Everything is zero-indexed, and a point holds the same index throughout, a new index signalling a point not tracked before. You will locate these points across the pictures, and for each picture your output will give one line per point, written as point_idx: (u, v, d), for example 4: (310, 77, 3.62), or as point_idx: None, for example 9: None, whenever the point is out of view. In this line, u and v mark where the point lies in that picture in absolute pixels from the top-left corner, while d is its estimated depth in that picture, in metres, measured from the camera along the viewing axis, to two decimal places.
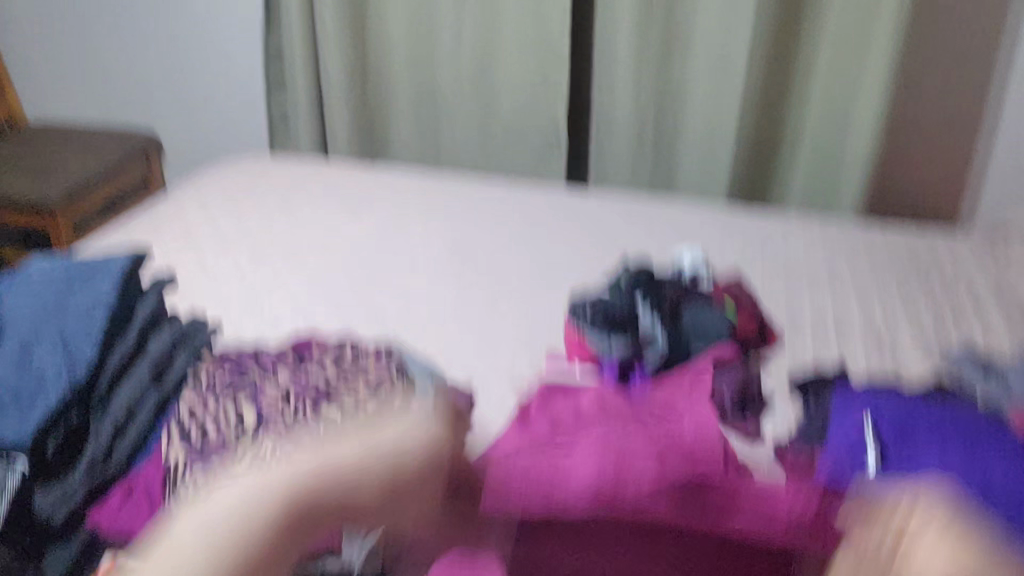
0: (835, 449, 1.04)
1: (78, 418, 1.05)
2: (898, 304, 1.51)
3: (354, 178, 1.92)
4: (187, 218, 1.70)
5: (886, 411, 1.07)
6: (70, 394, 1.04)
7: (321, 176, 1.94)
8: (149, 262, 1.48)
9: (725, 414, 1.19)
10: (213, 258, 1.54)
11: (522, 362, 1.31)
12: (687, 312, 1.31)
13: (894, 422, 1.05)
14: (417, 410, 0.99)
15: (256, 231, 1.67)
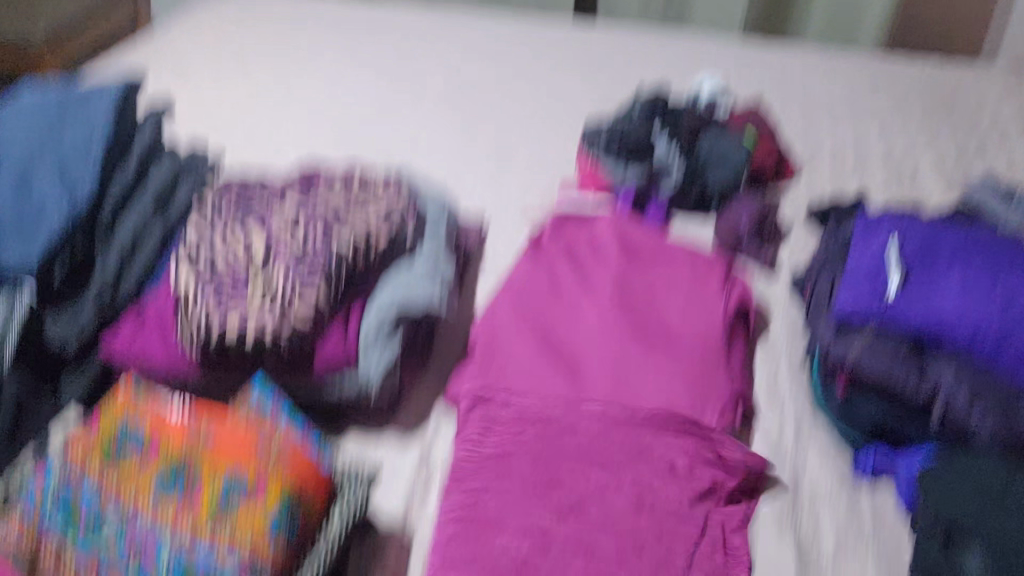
0: (858, 262, 1.02)
1: (86, 248, 1.00)
2: (924, 133, 1.46)
3: (353, 16, 1.81)
4: (182, 59, 1.60)
5: (909, 227, 1.04)
6: (75, 222, 0.98)
7: (320, 14, 1.82)
8: (147, 105, 1.40)
9: (739, 242, 1.18)
10: (213, 103, 1.47)
11: (532, 196, 1.28)
12: (703, 143, 1.27)
13: (918, 237, 1.02)
14: (415, 266, 1.02)
15: (258, 76, 1.57)
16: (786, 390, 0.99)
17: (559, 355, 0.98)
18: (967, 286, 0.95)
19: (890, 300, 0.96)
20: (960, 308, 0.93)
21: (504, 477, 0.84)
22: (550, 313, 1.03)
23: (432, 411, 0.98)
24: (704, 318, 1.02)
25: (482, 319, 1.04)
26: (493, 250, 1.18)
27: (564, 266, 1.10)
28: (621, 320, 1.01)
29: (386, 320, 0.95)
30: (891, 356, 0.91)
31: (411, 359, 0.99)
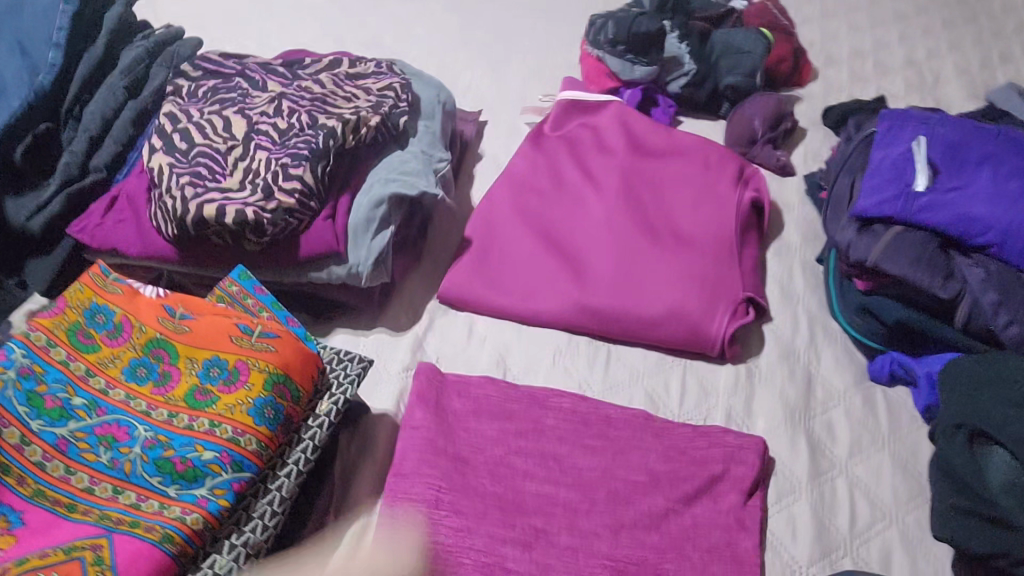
0: (887, 156, 0.94)
1: (47, 126, 0.91)
2: (942, 38, 1.39)
3: None
4: None
5: (938, 128, 0.97)
6: (30, 98, 0.89)
7: None
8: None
9: (754, 139, 1.11)
10: None
11: (534, 87, 1.19)
12: (720, 32, 1.19)
13: (945, 139, 0.95)
14: (410, 147, 0.93)
15: None
16: (800, 286, 0.94)
17: (560, 252, 0.93)
18: (1000, 188, 0.88)
19: (916, 197, 0.88)
20: (991, 206, 0.86)
21: (497, 400, 0.79)
22: (551, 207, 0.98)
23: (426, 306, 0.91)
24: (718, 214, 0.95)
25: (479, 210, 0.98)
26: (491, 142, 1.11)
27: (567, 159, 1.03)
28: (628, 213, 0.95)
29: (380, 203, 0.86)
30: (914, 255, 0.83)
31: (405, 253, 0.91)
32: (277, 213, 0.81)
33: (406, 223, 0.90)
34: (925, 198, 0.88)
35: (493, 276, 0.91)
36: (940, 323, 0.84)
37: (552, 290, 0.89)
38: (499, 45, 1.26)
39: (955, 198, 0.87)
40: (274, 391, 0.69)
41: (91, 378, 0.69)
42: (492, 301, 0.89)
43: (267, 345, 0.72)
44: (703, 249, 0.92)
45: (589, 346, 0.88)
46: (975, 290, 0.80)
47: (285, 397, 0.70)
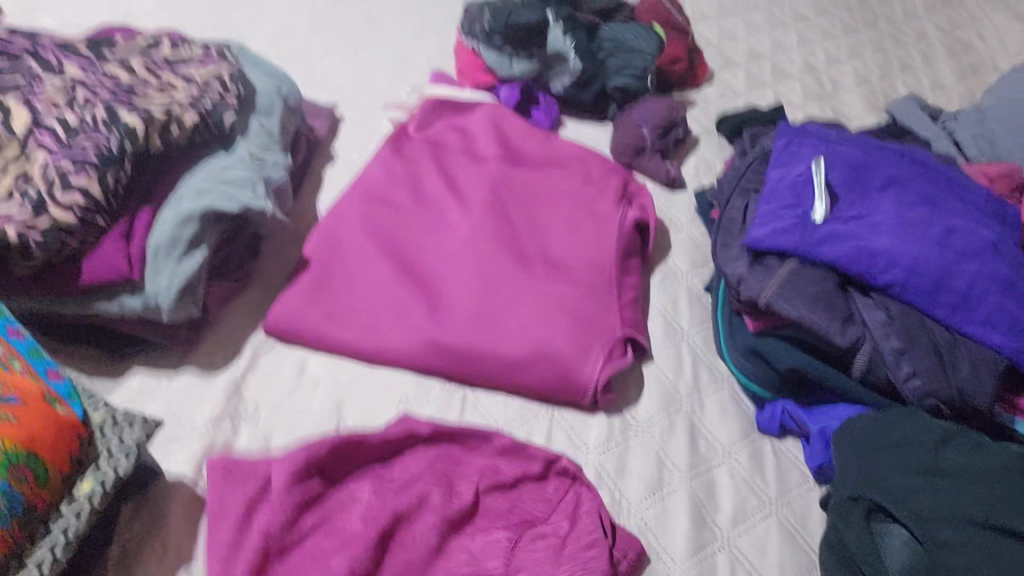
0: (782, 177, 0.86)
1: None
2: (838, 43, 1.32)
3: None
4: None
5: (837, 146, 0.88)
6: None
7: None
8: None
9: (642, 148, 1.00)
10: None
11: (399, 79, 1.05)
12: (608, 30, 1.09)
13: (845, 158, 0.87)
14: (239, 152, 0.79)
15: None
16: (685, 322, 0.84)
17: (415, 277, 0.80)
18: (900, 216, 0.80)
19: (815, 227, 0.79)
20: (895, 242, 0.77)
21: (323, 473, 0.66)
22: (408, 224, 0.84)
23: (249, 340, 0.77)
24: (595, 239, 0.84)
25: (325, 222, 0.84)
26: (346, 141, 0.96)
27: (431, 166, 0.90)
28: (495, 234, 0.83)
29: (190, 219, 0.70)
30: (812, 296, 0.75)
31: (224, 278, 0.76)
32: (49, 227, 0.64)
33: (225, 244, 0.76)
34: (822, 228, 0.79)
35: (335, 306, 0.78)
36: (834, 371, 0.75)
37: (399, 325, 0.76)
38: (362, 31, 1.11)
39: (853, 231, 0.79)
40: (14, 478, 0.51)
41: None
42: (333, 337, 0.76)
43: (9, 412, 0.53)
44: (575, 277, 0.81)
45: (442, 392, 0.75)
46: (877, 335, 0.74)
47: (28, 485, 0.52)
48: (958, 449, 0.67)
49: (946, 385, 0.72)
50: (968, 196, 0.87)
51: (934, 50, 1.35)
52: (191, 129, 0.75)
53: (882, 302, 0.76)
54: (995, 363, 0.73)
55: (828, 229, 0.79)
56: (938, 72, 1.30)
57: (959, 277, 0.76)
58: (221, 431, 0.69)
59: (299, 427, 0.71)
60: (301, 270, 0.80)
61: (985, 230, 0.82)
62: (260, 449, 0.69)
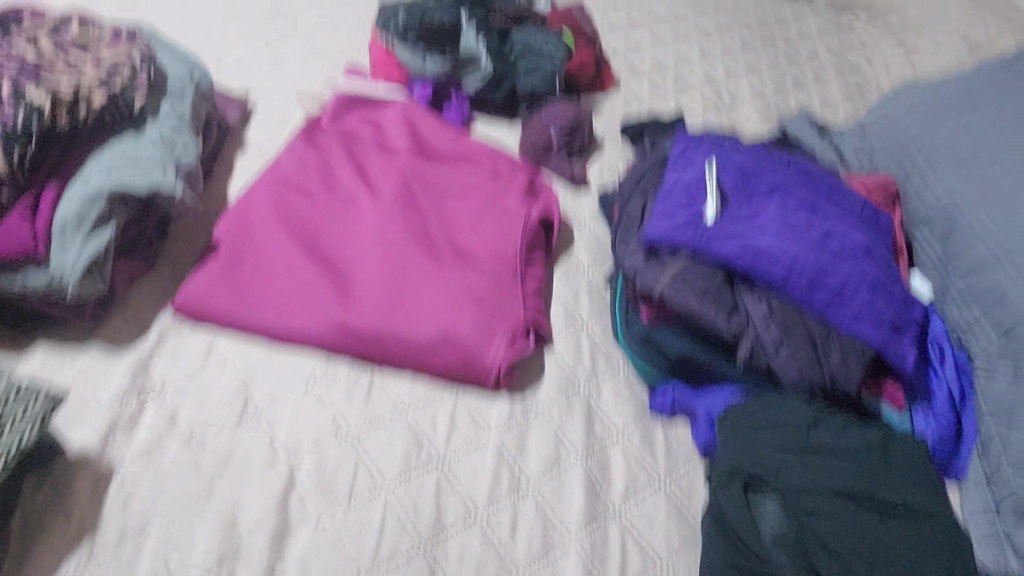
0: (676, 180, 0.92)
1: None
2: (737, 58, 1.40)
3: None
4: None
5: (730, 154, 0.95)
6: None
7: None
8: None
9: (549, 148, 1.04)
10: None
11: (313, 71, 1.07)
12: (519, 33, 1.13)
13: (737, 165, 0.93)
14: (151, 135, 0.80)
15: None
16: (586, 312, 0.88)
17: (324, 261, 0.82)
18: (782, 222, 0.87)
19: (704, 225, 0.85)
20: (777, 240, 0.84)
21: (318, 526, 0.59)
22: (318, 211, 0.86)
23: (155, 319, 0.77)
24: (502, 230, 0.87)
25: (235, 207, 0.86)
26: (258, 130, 0.98)
27: (342, 157, 0.92)
28: (403, 223, 0.85)
29: (97, 197, 0.71)
30: (700, 289, 0.80)
31: (134, 256, 0.77)
32: None
33: (135, 223, 0.76)
34: (708, 227, 0.85)
35: (243, 288, 0.79)
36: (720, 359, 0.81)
37: (307, 307, 0.78)
38: (278, 27, 1.13)
39: (736, 229, 0.85)
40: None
41: None
42: (241, 317, 0.77)
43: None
44: (480, 266, 0.84)
45: (350, 372, 0.77)
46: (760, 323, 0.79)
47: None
48: (826, 432, 0.73)
49: (818, 370, 0.78)
50: (844, 203, 0.95)
51: (824, 68, 1.44)
52: (98, 106, 0.77)
53: (764, 295, 0.82)
54: (863, 353, 0.80)
55: (716, 229, 0.84)
56: (828, 88, 1.39)
57: (833, 274, 0.83)
58: (127, 409, 0.70)
59: (205, 403, 0.72)
60: (211, 254, 0.81)
61: (859, 234, 0.89)
62: (167, 425, 0.70)
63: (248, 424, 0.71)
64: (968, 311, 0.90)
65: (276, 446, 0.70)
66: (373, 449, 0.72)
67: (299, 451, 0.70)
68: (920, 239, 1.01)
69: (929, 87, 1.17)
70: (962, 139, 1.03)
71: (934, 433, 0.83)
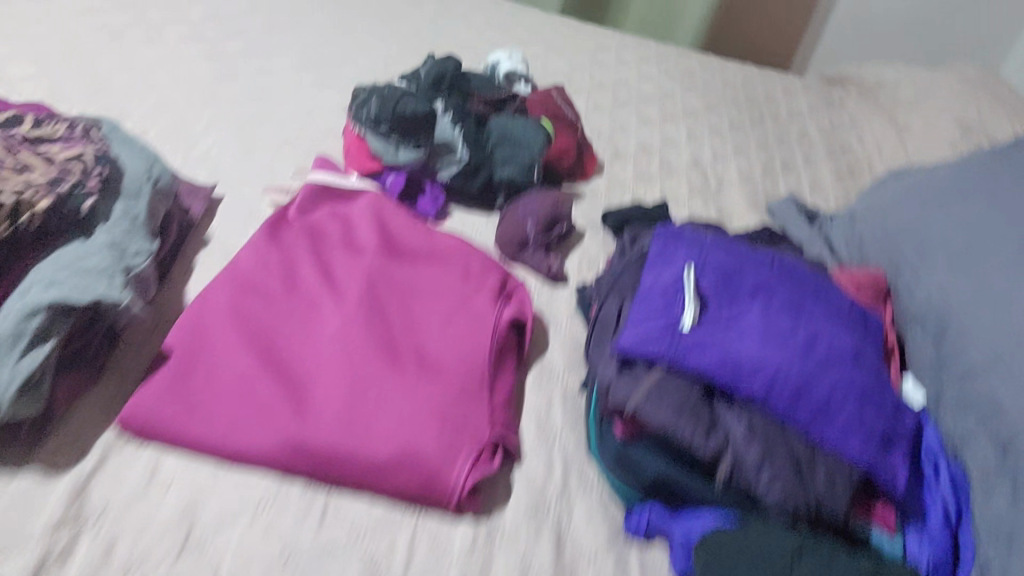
0: (653, 286, 0.88)
1: None
2: (724, 140, 1.37)
3: None
4: None
5: (710, 252, 0.91)
6: None
7: None
8: None
9: (525, 243, 1.01)
10: None
11: (284, 161, 1.04)
12: (497, 120, 1.11)
13: (716, 265, 0.90)
14: (99, 239, 0.76)
15: None
16: (558, 423, 0.84)
17: (281, 371, 0.77)
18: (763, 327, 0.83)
19: (682, 332, 0.81)
20: (758, 349, 0.79)
21: None
22: (278, 316, 0.82)
23: (98, 439, 0.71)
24: (471, 336, 0.83)
25: (190, 310, 0.81)
26: (223, 223, 0.94)
27: (307, 257, 0.89)
28: (367, 329, 0.81)
29: (36, 312, 0.67)
30: (677, 404, 0.76)
31: (76, 370, 0.72)
32: None
33: (79, 335, 0.72)
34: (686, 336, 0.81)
35: (193, 399, 0.74)
36: (700, 480, 0.76)
37: (259, 420, 0.73)
38: (250, 114, 1.11)
39: (715, 339, 0.81)
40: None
41: None
42: (188, 432, 0.72)
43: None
44: (446, 376, 0.79)
45: (304, 494, 0.71)
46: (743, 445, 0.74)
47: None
48: (811, 563, 0.67)
49: (804, 495, 0.72)
50: (834, 302, 0.90)
51: (812, 149, 1.41)
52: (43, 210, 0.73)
53: (747, 412, 0.77)
54: (851, 472, 0.74)
55: (693, 340, 0.80)
56: (817, 169, 1.36)
57: (817, 383, 0.78)
58: (58, 542, 0.64)
59: (145, 532, 0.66)
60: (161, 363, 0.76)
61: (847, 337, 0.85)
62: (102, 556, 0.64)
63: (189, 557, 0.65)
64: (964, 420, 0.85)
65: None
66: None
67: None
68: (913, 338, 0.97)
69: (919, 175, 1.14)
70: (954, 230, 1.00)
71: (929, 560, 0.76)
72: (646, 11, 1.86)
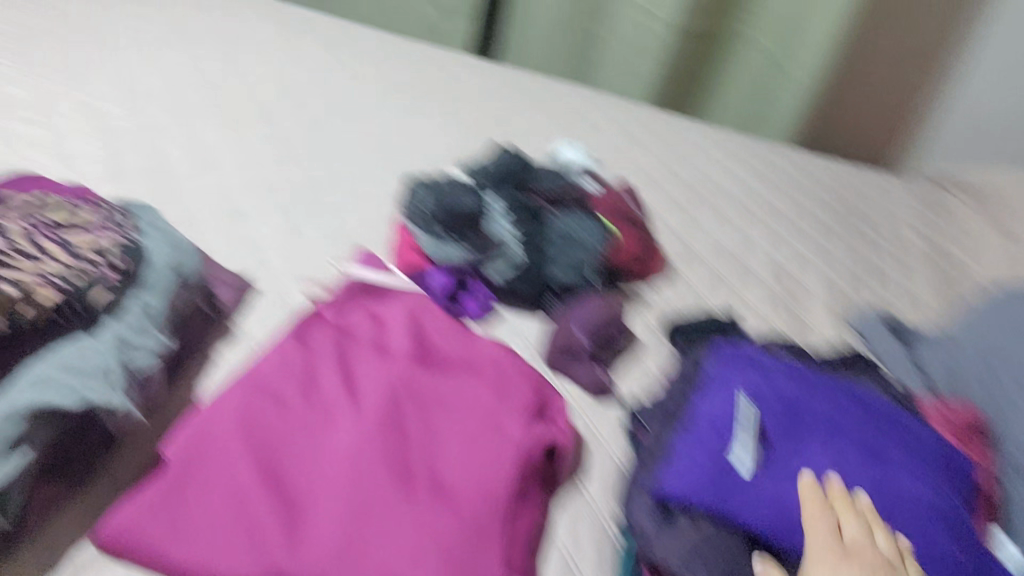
0: (706, 414, 0.79)
1: None
2: (809, 244, 1.26)
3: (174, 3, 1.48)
4: None
5: (776, 385, 0.81)
6: None
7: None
8: None
9: (574, 352, 0.91)
10: None
11: (327, 251, 0.99)
12: (557, 219, 1.04)
13: (781, 398, 0.80)
14: (105, 336, 0.71)
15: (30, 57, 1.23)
16: (589, 567, 0.73)
17: (279, 489, 0.70)
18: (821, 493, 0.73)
19: (733, 480, 0.71)
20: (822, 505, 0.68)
21: None
22: (290, 425, 0.75)
23: (69, 555, 0.65)
24: (494, 461, 0.75)
25: (198, 412, 0.75)
26: (252, 313, 0.89)
27: (331, 357, 0.82)
28: (382, 448, 0.74)
29: (13, 417, 0.62)
30: (718, 565, 0.66)
31: (60, 478, 0.67)
32: None
33: (70, 441, 0.67)
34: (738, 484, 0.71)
35: (179, 513, 0.67)
36: None
37: (247, 548, 0.66)
38: (302, 201, 1.07)
39: (771, 488, 0.70)
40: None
41: None
42: (166, 552, 0.65)
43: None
44: (463, 510, 0.70)
45: None
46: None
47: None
48: None
49: None
50: (917, 442, 0.78)
51: (910, 257, 1.28)
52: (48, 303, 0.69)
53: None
54: None
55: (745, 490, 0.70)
56: (914, 281, 1.23)
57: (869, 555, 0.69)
58: None
59: None
60: (156, 471, 0.71)
61: (927, 487, 0.72)
62: None
63: None
64: None
65: None
66: None
67: None
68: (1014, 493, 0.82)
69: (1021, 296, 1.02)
70: None
71: None
72: (737, 101, 1.78)
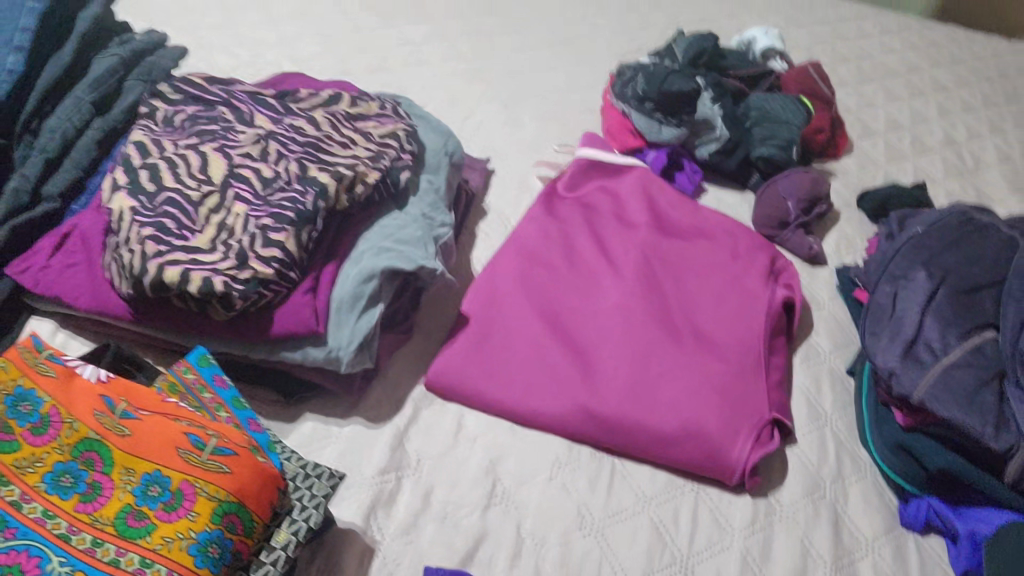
0: (917, 273, 0.86)
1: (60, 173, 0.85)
2: (978, 118, 1.30)
3: None
4: None
5: (983, 248, 0.88)
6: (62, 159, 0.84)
7: None
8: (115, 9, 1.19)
9: (786, 222, 1.00)
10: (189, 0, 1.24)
11: (547, 136, 1.09)
12: (758, 96, 1.10)
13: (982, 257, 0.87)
14: (416, 215, 0.83)
15: None
16: (829, 405, 0.84)
17: (569, 341, 0.82)
18: None
19: (959, 332, 0.79)
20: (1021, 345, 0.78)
21: None
22: (563, 285, 0.87)
23: (409, 394, 0.79)
24: (745, 316, 0.85)
25: (483, 276, 0.87)
26: (498, 195, 1.00)
27: (582, 229, 0.93)
28: (647, 304, 0.85)
29: (371, 277, 0.74)
30: (964, 397, 0.74)
31: (395, 329, 0.80)
32: (245, 271, 0.70)
33: (398, 297, 0.80)
34: (960, 329, 0.79)
35: (490, 361, 0.80)
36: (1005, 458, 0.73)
37: (553, 388, 0.78)
38: (510, 89, 1.16)
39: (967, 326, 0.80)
40: (201, 502, 0.56)
41: (51, 520, 0.55)
42: (487, 390, 0.78)
43: (41, 394, 0.59)
44: (724, 358, 0.81)
45: (592, 461, 0.76)
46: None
47: (200, 497, 0.57)
48: None
49: None
50: None
51: None
52: (376, 177, 0.80)
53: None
54: None
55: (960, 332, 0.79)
56: None
57: None
58: (387, 484, 0.72)
59: (457, 483, 0.73)
60: (460, 325, 0.83)
61: None
62: (423, 504, 0.71)
63: (497, 509, 0.72)
64: None
65: (522, 535, 0.70)
66: (618, 547, 0.70)
67: (545, 543, 0.70)
68: None
69: None
70: None
71: None
72: None
